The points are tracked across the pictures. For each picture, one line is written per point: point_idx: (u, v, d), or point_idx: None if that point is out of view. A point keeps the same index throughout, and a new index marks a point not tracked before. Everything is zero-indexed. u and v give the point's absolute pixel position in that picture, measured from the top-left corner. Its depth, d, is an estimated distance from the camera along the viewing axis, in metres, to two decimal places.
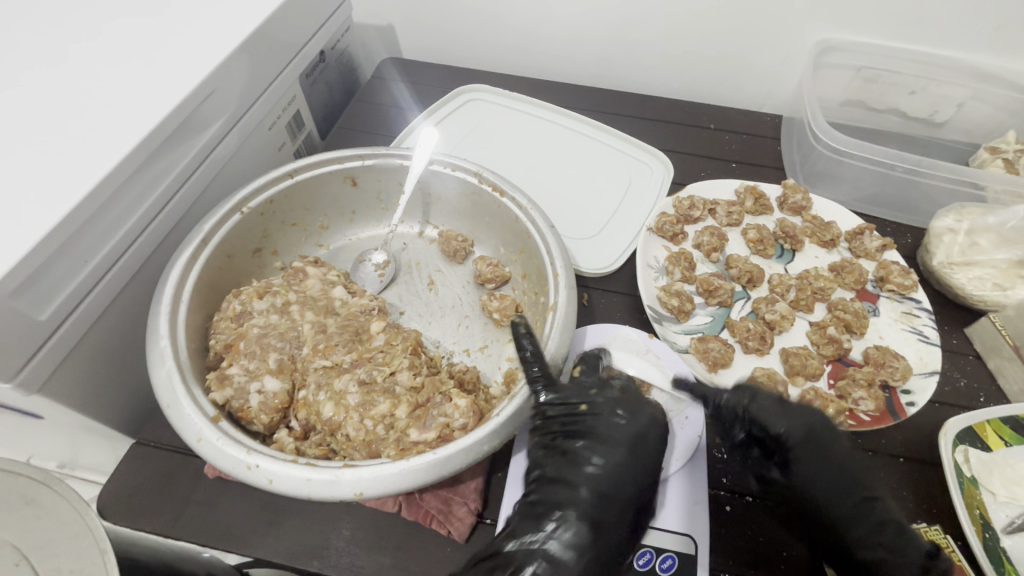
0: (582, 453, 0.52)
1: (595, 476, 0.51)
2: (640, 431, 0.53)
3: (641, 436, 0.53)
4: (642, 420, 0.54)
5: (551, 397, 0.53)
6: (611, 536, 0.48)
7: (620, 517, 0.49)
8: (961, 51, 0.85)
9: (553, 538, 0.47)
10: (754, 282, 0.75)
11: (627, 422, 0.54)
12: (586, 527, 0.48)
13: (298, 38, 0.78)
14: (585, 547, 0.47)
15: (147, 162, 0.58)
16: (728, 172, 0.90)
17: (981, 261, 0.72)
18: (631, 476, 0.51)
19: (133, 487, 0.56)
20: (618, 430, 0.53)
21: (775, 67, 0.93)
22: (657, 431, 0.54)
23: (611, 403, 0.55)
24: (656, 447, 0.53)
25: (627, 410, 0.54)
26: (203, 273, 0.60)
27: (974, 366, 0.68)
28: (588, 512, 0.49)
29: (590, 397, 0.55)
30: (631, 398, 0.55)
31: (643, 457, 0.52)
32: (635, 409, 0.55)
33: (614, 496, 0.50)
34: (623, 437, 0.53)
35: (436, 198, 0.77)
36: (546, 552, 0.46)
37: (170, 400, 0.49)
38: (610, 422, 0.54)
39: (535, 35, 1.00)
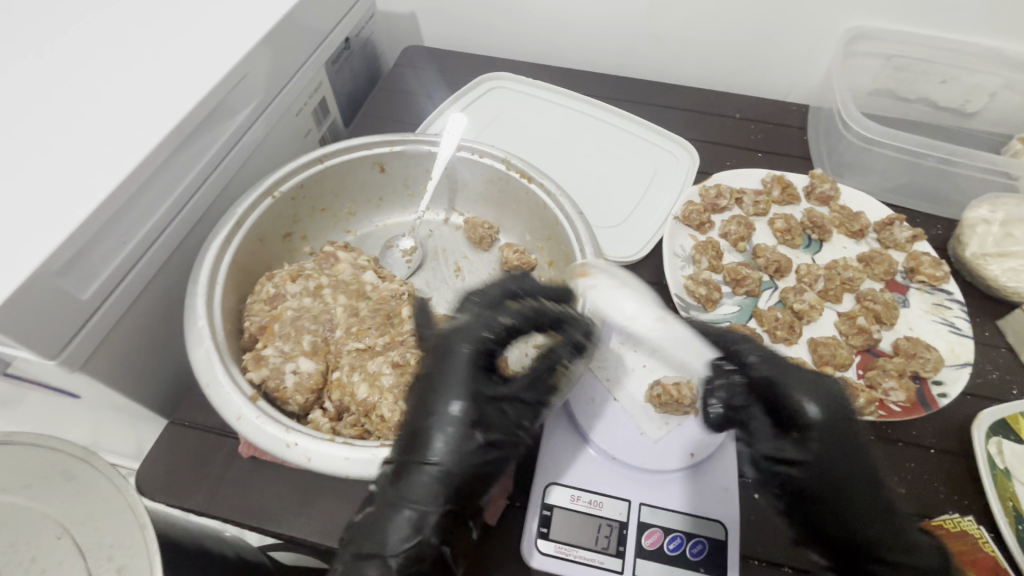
0: (428, 393, 0.49)
1: (439, 413, 0.48)
2: (470, 357, 0.49)
3: (460, 367, 0.49)
4: (459, 349, 0.50)
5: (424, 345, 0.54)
6: (455, 471, 0.46)
7: (468, 455, 0.46)
8: (995, 39, 0.84)
9: (409, 480, 0.46)
10: (782, 271, 0.74)
11: (449, 355, 0.50)
12: (434, 466, 0.46)
13: (323, 25, 0.78)
14: (430, 495, 0.45)
15: (180, 148, 0.58)
16: (754, 162, 0.89)
17: (1016, 252, 0.70)
18: (453, 407, 0.47)
19: (171, 465, 0.58)
20: (440, 364, 0.50)
21: (803, 56, 0.92)
22: (474, 360, 0.49)
23: (444, 336, 0.52)
24: (470, 376, 0.49)
25: (447, 338, 0.51)
26: (236, 257, 0.61)
27: (1006, 358, 0.67)
28: (436, 451, 0.46)
29: (443, 335, 0.52)
30: (461, 328, 0.51)
31: (464, 390, 0.48)
32: (450, 338, 0.51)
33: (458, 435, 0.47)
34: (446, 370, 0.49)
35: (462, 184, 0.77)
36: (392, 510, 0.45)
37: (209, 378, 0.50)
38: (435, 357, 0.51)
39: (559, 22, 0.99)
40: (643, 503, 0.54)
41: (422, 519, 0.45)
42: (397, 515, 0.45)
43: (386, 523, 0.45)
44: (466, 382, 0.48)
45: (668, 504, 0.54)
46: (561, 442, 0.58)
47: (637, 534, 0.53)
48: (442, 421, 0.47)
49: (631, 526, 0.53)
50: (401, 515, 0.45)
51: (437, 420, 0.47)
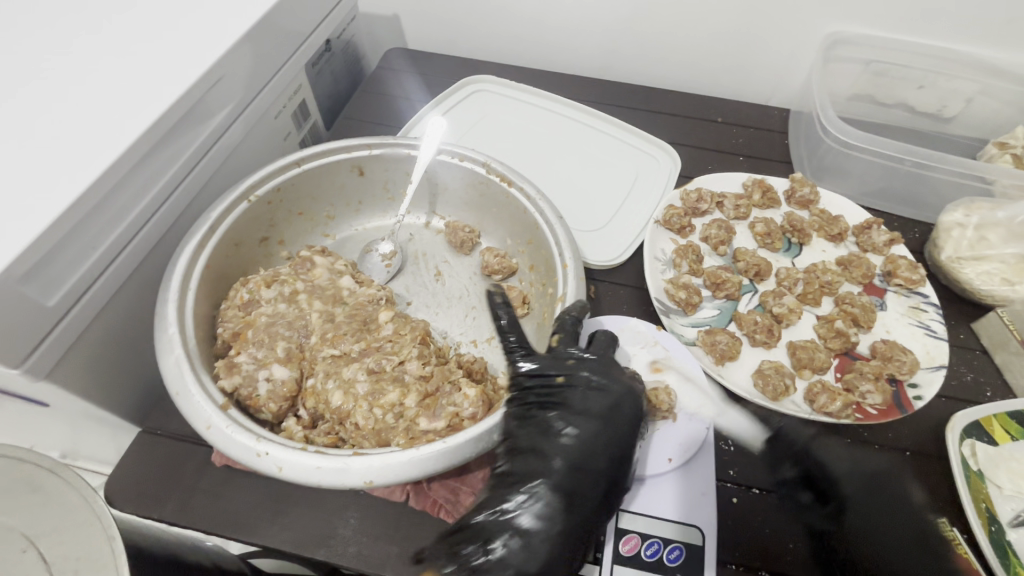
0: (555, 424, 0.52)
1: (569, 444, 0.51)
2: (613, 400, 0.54)
3: (611, 409, 0.53)
4: (626, 394, 0.54)
5: (529, 371, 0.56)
6: (583, 504, 0.49)
7: (589, 484, 0.50)
8: (972, 45, 0.85)
9: (531, 504, 0.48)
10: (762, 275, 0.75)
11: (609, 396, 0.54)
12: (564, 494, 0.49)
13: (303, 27, 0.77)
14: (551, 519, 0.47)
15: (153, 151, 0.57)
16: (736, 166, 0.89)
17: (990, 255, 0.71)
18: (595, 446, 0.51)
19: (141, 474, 0.56)
20: (591, 401, 0.54)
21: (784, 60, 0.93)
22: (634, 413, 0.54)
23: (584, 376, 0.55)
24: (624, 421, 0.53)
25: (586, 377, 0.55)
26: (210, 262, 0.60)
27: (981, 361, 0.68)
28: (565, 480, 0.49)
29: (569, 371, 0.55)
30: (610, 376, 0.56)
31: (614, 431, 0.52)
32: (609, 382, 0.55)
33: (580, 464, 0.50)
34: (597, 408, 0.53)
35: (443, 188, 0.76)
36: (516, 526, 0.47)
37: (178, 387, 0.49)
38: (583, 394, 0.54)
39: (543, 25, 0.99)
40: (621, 510, 0.54)
41: (546, 542, 0.47)
42: (524, 540, 0.46)
43: (510, 537, 0.46)
44: (615, 428, 0.53)
45: (645, 510, 0.54)
46: None
47: (614, 540, 0.52)
48: (575, 452, 0.51)
49: (609, 532, 0.53)
50: (529, 538, 0.47)
51: (564, 450, 0.51)
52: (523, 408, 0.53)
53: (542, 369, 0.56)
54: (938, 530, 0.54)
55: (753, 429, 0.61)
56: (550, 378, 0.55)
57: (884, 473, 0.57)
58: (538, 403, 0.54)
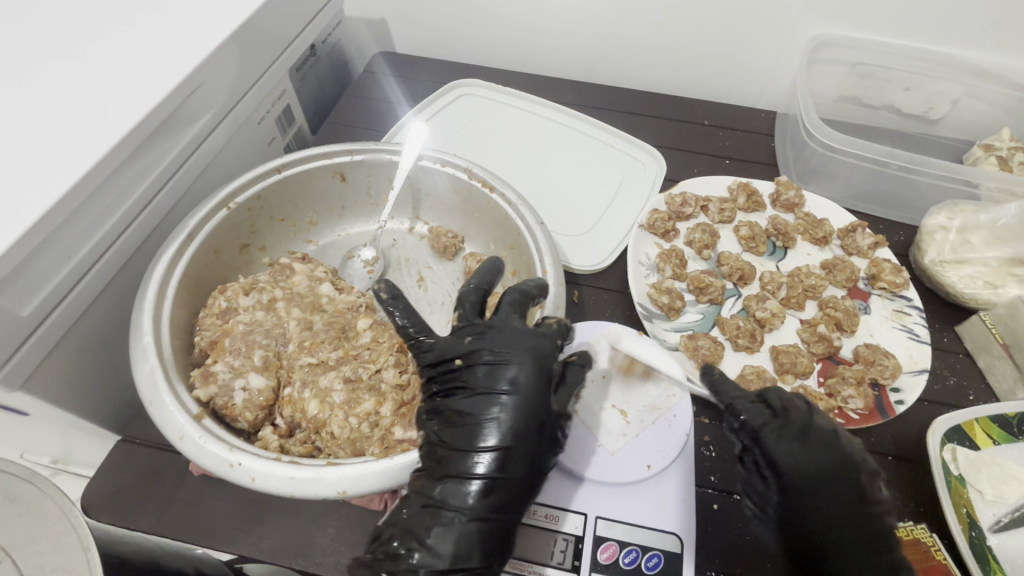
0: (461, 411, 0.49)
1: (484, 425, 0.47)
2: (515, 373, 0.49)
3: (518, 379, 0.49)
4: (523, 363, 0.49)
5: (431, 359, 0.52)
6: (507, 481, 0.46)
7: (511, 463, 0.47)
8: (957, 47, 0.85)
9: (455, 491, 0.46)
10: (745, 279, 0.75)
11: (509, 369, 0.49)
12: (488, 477, 0.46)
13: (287, 31, 0.77)
14: (470, 510, 0.45)
15: (131, 157, 0.57)
16: (722, 169, 0.89)
17: (973, 259, 0.71)
18: (513, 420, 0.47)
19: (119, 484, 0.56)
20: (494, 377, 0.49)
21: (770, 63, 0.93)
22: (532, 378, 0.49)
23: (485, 351, 0.50)
24: (533, 387, 0.49)
25: (489, 350, 0.50)
26: (188, 269, 0.60)
27: (965, 364, 0.68)
28: (487, 462, 0.46)
29: (467, 350, 0.51)
30: (508, 348, 0.50)
31: (522, 403, 0.48)
32: (512, 352, 0.50)
33: (498, 449, 0.46)
34: (501, 384, 0.49)
35: (426, 193, 0.76)
36: (434, 523, 0.45)
37: (152, 397, 0.48)
38: (485, 369, 0.50)
39: (530, 29, 0.99)
40: (599, 517, 0.54)
41: (469, 531, 0.45)
42: (450, 526, 0.45)
43: (431, 533, 0.45)
44: (529, 397, 0.48)
45: (624, 518, 0.54)
46: None
47: (592, 548, 0.52)
48: (488, 435, 0.47)
49: (587, 539, 0.52)
50: (455, 526, 0.45)
51: (479, 435, 0.47)
52: (436, 397, 0.51)
53: (442, 352, 0.52)
54: (919, 535, 0.55)
55: (735, 434, 0.61)
56: (451, 362, 0.51)
57: (840, 465, 0.52)
58: (445, 391, 0.51)
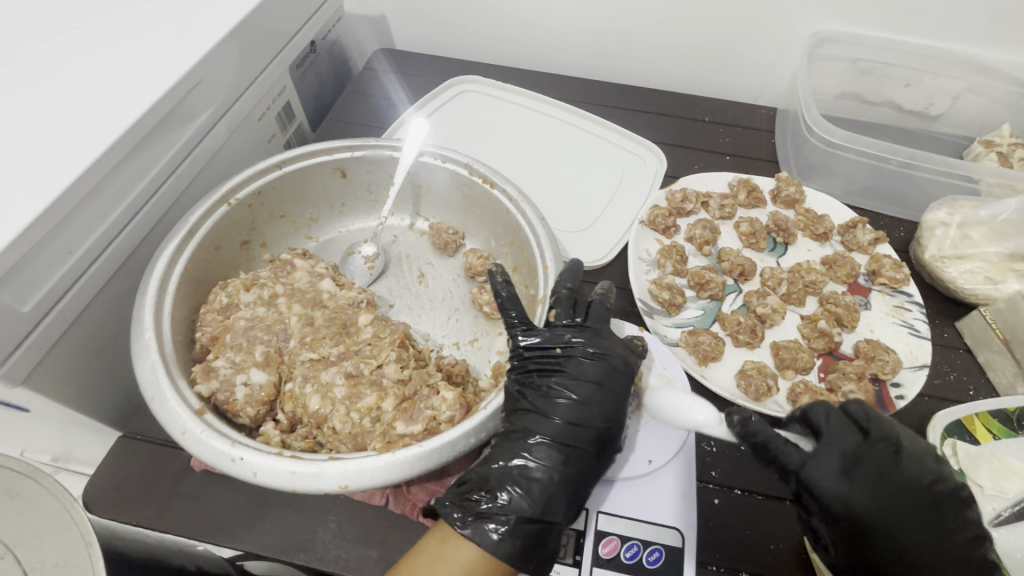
0: (555, 388, 0.52)
1: (578, 405, 0.52)
2: (610, 367, 0.53)
3: (611, 373, 0.53)
4: (615, 362, 0.54)
5: (529, 341, 0.55)
6: (588, 456, 0.51)
7: (595, 442, 0.51)
8: (957, 44, 0.85)
9: (544, 452, 0.50)
10: (746, 275, 0.75)
11: (606, 362, 0.53)
12: (573, 447, 0.50)
13: (287, 27, 0.77)
14: (559, 472, 0.49)
15: (130, 154, 0.57)
16: (722, 165, 0.89)
17: (972, 254, 0.72)
18: (602, 407, 0.52)
19: (121, 480, 0.56)
20: (591, 365, 0.53)
21: (770, 59, 0.93)
22: (622, 377, 0.54)
23: (586, 341, 0.54)
24: (623, 384, 0.53)
25: (591, 343, 0.54)
26: (189, 266, 0.60)
27: (964, 360, 0.68)
28: (574, 435, 0.51)
29: (569, 338, 0.55)
30: (606, 345, 0.55)
31: (611, 392, 0.53)
32: (610, 349, 0.54)
33: (584, 428, 0.51)
34: (596, 373, 0.53)
35: (427, 189, 0.76)
36: (524, 476, 0.49)
37: (154, 392, 0.48)
38: (583, 358, 0.54)
39: (530, 24, 0.98)
40: (601, 511, 0.54)
41: (556, 489, 0.49)
42: (537, 484, 0.48)
43: (521, 485, 0.48)
44: (617, 392, 0.53)
45: (626, 512, 0.54)
46: None
47: (593, 542, 0.52)
48: (577, 414, 0.51)
49: (588, 534, 0.53)
50: (542, 483, 0.48)
51: (572, 413, 0.51)
52: (526, 376, 0.54)
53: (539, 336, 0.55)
54: None
55: None
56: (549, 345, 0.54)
57: (898, 491, 0.47)
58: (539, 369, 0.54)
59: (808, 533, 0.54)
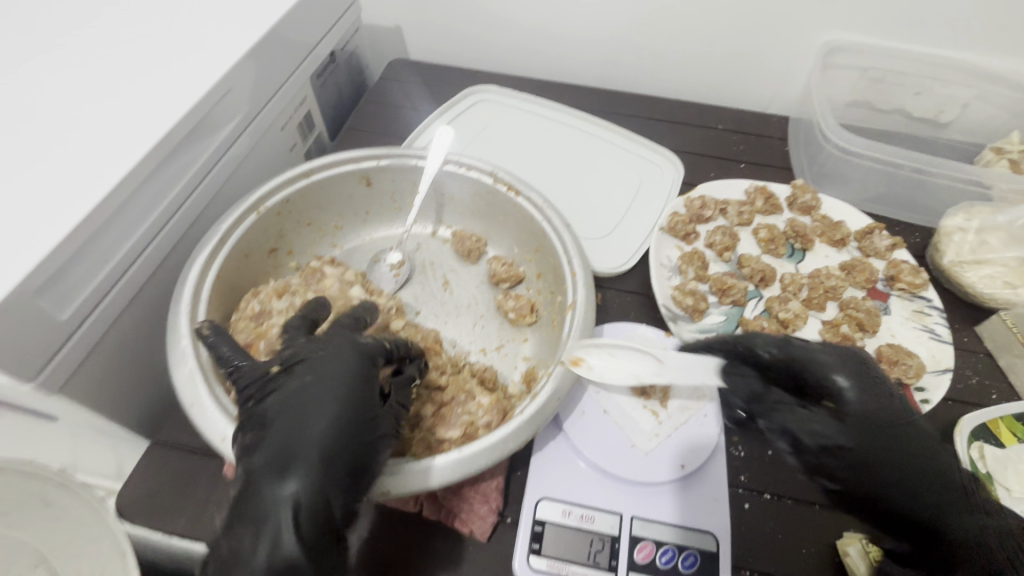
0: (275, 413, 0.45)
1: (308, 420, 0.44)
2: (338, 368, 0.47)
3: (337, 369, 0.47)
4: (340, 353, 0.48)
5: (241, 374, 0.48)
6: (342, 467, 0.43)
7: (349, 452, 0.44)
8: (966, 53, 0.87)
9: (281, 491, 0.41)
10: (767, 281, 0.75)
11: (322, 364, 0.47)
12: (313, 469, 0.42)
13: (309, 38, 0.78)
14: (308, 488, 0.42)
15: (163, 163, 0.58)
16: (738, 172, 0.90)
17: (992, 259, 0.72)
18: (336, 408, 0.45)
19: (153, 489, 0.56)
20: (311, 374, 0.47)
21: (783, 68, 0.94)
22: (360, 358, 0.49)
23: (309, 353, 0.48)
24: (355, 378, 0.47)
25: (315, 352, 0.49)
26: (220, 273, 0.60)
27: (986, 364, 0.69)
28: (316, 453, 0.43)
29: (286, 357, 0.49)
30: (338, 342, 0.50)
31: (346, 387, 0.46)
32: (332, 349, 0.49)
33: (328, 443, 0.43)
34: (317, 378, 0.46)
35: (449, 197, 0.77)
36: (263, 526, 0.40)
37: (193, 399, 0.48)
38: (303, 371, 0.47)
39: (545, 33, 1.00)
40: (635, 516, 0.53)
41: (313, 504, 0.42)
42: (276, 529, 0.40)
43: (261, 535, 0.40)
44: (352, 389, 0.46)
45: (660, 518, 0.53)
46: (552, 456, 0.57)
47: (628, 548, 0.52)
48: (312, 424, 0.44)
49: (623, 539, 0.52)
50: (283, 523, 0.40)
51: (307, 423, 0.44)
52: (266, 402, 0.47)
53: (822, 371, 0.53)
54: None
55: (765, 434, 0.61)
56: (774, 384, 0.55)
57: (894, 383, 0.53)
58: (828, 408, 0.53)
59: (839, 537, 0.54)
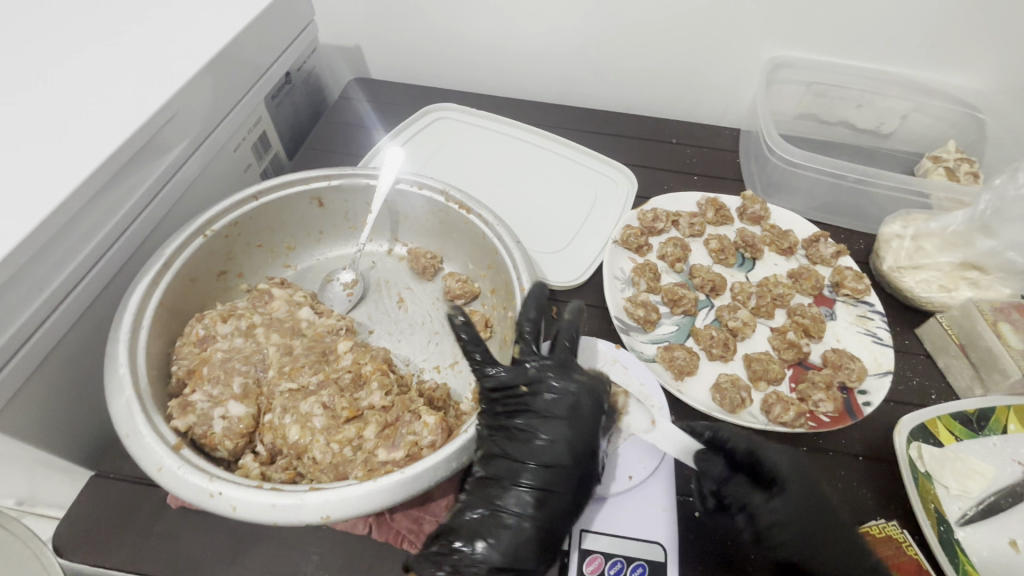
0: (524, 430, 0.53)
1: (541, 441, 0.53)
2: (573, 401, 0.54)
3: (580, 401, 0.54)
4: (580, 386, 0.55)
5: (494, 384, 0.56)
6: (556, 493, 0.50)
7: (565, 480, 0.51)
8: (901, 67, 0.91)
9: (517, 498, 0.50)
10: (717, 290, 0.77)
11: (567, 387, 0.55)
12: (540, 485, 0.51)
13: (264, 59, 0.78)
14: (536, 494, 0.50)
15: (105, 188, 0.57)
16: (691, 184, 0.93)
17: (926, 264, 0.75)
18: (558, 441, 0.52)
19: (92, 522, 0.54)
20: (561, 401, 0.54)
21: (732, 82, 0.98)
22: (597, 395, 0.56)
23: (546, 377, 0.56)
24: (592, 412, 0.55)
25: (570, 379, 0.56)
26: (164, 298, 0.59)
27: (925, 365, 0.71)
28: (544, 469, 0.51)
29: (533, 377, 0.56)
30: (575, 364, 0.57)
31: (575, 421, 0.54)
32: (577, 379, 0.56)
33: (550, 466, 0.51)
34: (564, 406, 0.54)
35: (404, 216, 0.77)
36: (498, 525, 0.49)
37: (128, 429, 0.47)
38: (552, 395, 0.55)
39: (503, 52, 1.02)
40: (586, 530, 0.54)
41: (539, 509, 0.50)
42: (504, 534, 0.48)
43: (484, 536, 0.48)
44: (583, 422, 0.54)
45: (610, 529, 0.54)
46: None
47: (578, 561, 0.52)
48: (550, 434, 0.53)
49: (572, 554, 0.53)
50: (516, 529, 0.48)
51: (542, 434, 0.53)
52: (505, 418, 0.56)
53: (768, 472, 0.54)
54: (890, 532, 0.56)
55: None
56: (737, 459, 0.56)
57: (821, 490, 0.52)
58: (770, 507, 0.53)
59: None
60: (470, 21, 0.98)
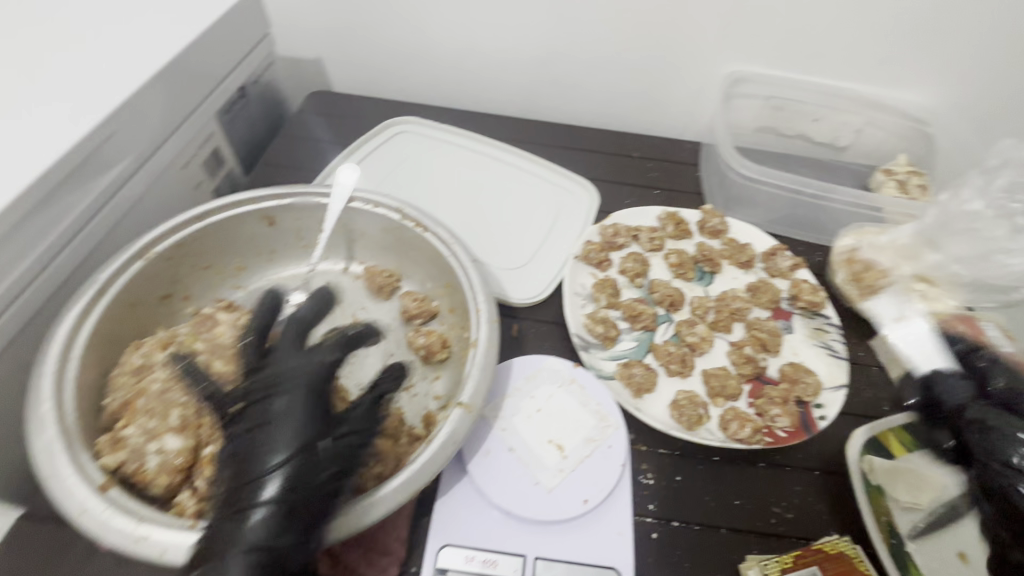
0: (255, 443, 0.46)
1: (271, 453, 0.45)
2: (291, 408, 0.48)
3: (290, 406, 0.48)
4: (292, 391, 0.49)
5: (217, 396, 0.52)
6: (304, 509, 0.44)
7: (319, 494, 0.45)
8: (854, 82, 0.94)
9: (254, 517, 0.43)
10: (675, 305, 0.77)
11: (281, 397, 0.49)
12: (276, 502, 0.43)
13: (216, 71, 0.76)
14: (274, 512, 0.43)
15: (35, 210, 0.54)
16: (653, 198, 0.93)
17: (878, 277, 0.77)
18: (280, 454, 0.45)
19: (18, 568, 0.51)
20: (283, 410, 0.48)
21: (692, 95, 0.99)
22: (314, 395, 0.50)
23: (284, 384, 0.50)
24: (304, 418, 0.48)
25: (284, 381, 0.50)
26: (99, 326, 0.57)
27: (879, 377, 0.72)
28: (275, 484, 0.44)
29: (257, 386, 0.51)
30: (286, 371, 0.51)
31: (283, 427, 0.47)
32: (280, 384, 0.50)
33: (302, 478, 0.45)
34: (273, 415, 0.48)
35: (359, 233, 0.75)
36: (216, 551, 0.41)
37: (50, 472, 0.45)
38: (283, 404, 0.48)
39: (466, 65, 1.01)
40: (539, 557, 0.53)
41: (280, 525, 0.43)
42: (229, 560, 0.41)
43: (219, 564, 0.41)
44: (298, 428, 0.47)
45: (564, 556, 0.54)
46: (458, 501, 0.57)
47: None
48: (279, 445, 0.46)
49: None
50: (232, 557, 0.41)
51: (272, 446, 0.46)
52: (227, 441, 0.49)
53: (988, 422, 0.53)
54: (843, 548, 0.55)
55: (673, 460, 0.62)
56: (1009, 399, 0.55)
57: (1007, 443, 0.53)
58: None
59: (742, 561, 0.55)
60: (431, 33, 0.97)
